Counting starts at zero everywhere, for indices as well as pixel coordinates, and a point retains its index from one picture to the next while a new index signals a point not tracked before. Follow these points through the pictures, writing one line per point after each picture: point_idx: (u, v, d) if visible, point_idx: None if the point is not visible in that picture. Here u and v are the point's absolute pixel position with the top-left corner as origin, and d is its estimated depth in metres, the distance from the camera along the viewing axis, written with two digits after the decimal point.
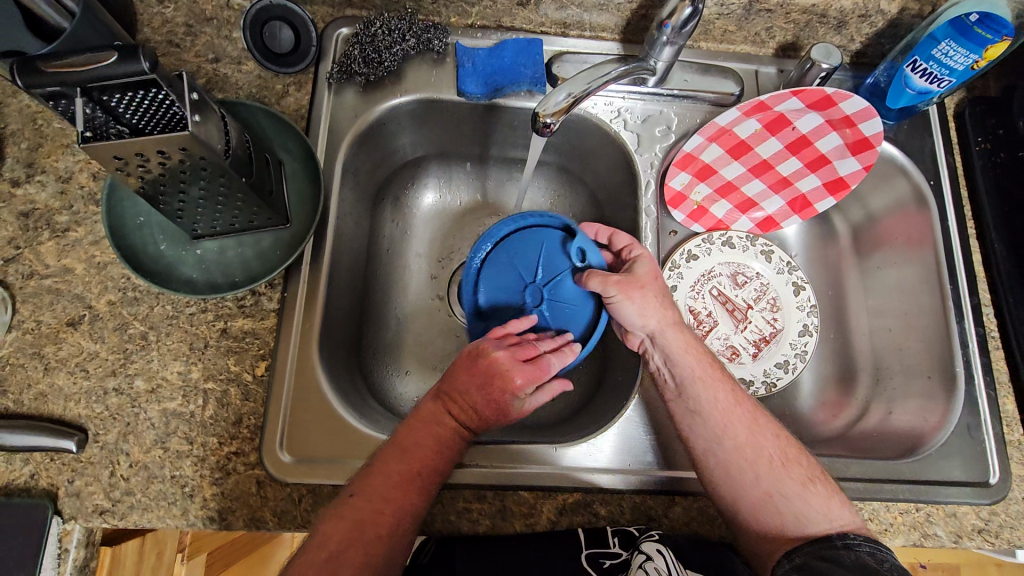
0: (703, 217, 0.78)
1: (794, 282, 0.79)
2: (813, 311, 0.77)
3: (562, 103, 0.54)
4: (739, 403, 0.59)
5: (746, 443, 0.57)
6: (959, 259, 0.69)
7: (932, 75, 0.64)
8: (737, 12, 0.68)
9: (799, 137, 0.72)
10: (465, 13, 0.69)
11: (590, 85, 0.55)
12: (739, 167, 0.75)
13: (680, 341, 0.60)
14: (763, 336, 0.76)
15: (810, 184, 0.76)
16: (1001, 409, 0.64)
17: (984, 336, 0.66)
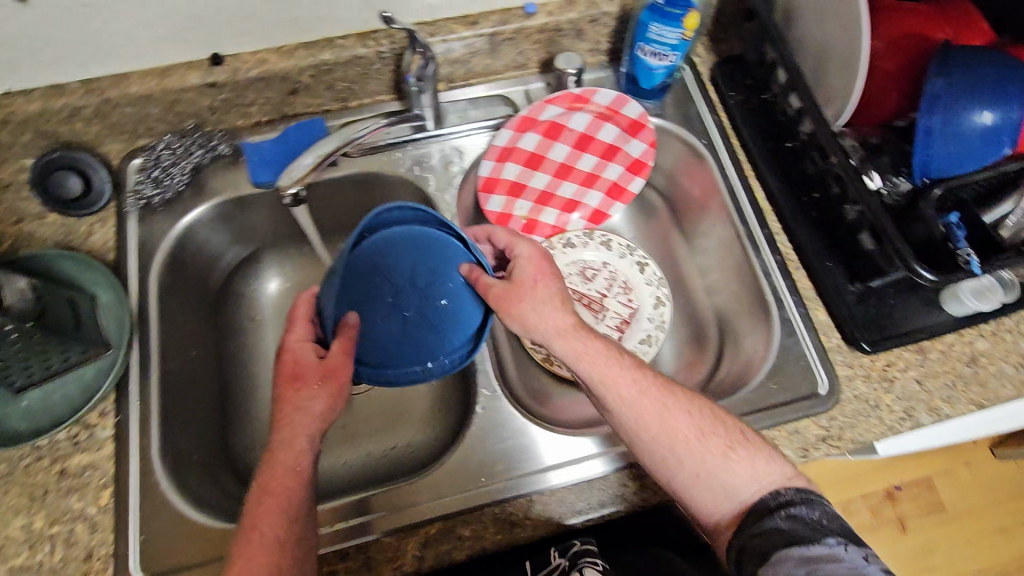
0: (534, 230, 0.80)
1: (636, 261, 0.87)
2: (661, 283, 0.85)
3: (308, 165, 0.64)
4: (647, 390, 0.58)
5: (659, 431, 0.57)
6: (743, 195, 0.76)
7: (660, 54, 0.72)
8: (486, 48, 0.75)
9: (579, 136, 0.79)
10: (247, 115, 0.74)
11: (333, 146, 0.65)
12: (545, 175, 0.80)
13: (569, 347, 0.59)
14: (624, 319, 0.80)
15: (615, 172, 0.80)
16: (815, 320, 0.69)
17: (784, 261, 0.72)
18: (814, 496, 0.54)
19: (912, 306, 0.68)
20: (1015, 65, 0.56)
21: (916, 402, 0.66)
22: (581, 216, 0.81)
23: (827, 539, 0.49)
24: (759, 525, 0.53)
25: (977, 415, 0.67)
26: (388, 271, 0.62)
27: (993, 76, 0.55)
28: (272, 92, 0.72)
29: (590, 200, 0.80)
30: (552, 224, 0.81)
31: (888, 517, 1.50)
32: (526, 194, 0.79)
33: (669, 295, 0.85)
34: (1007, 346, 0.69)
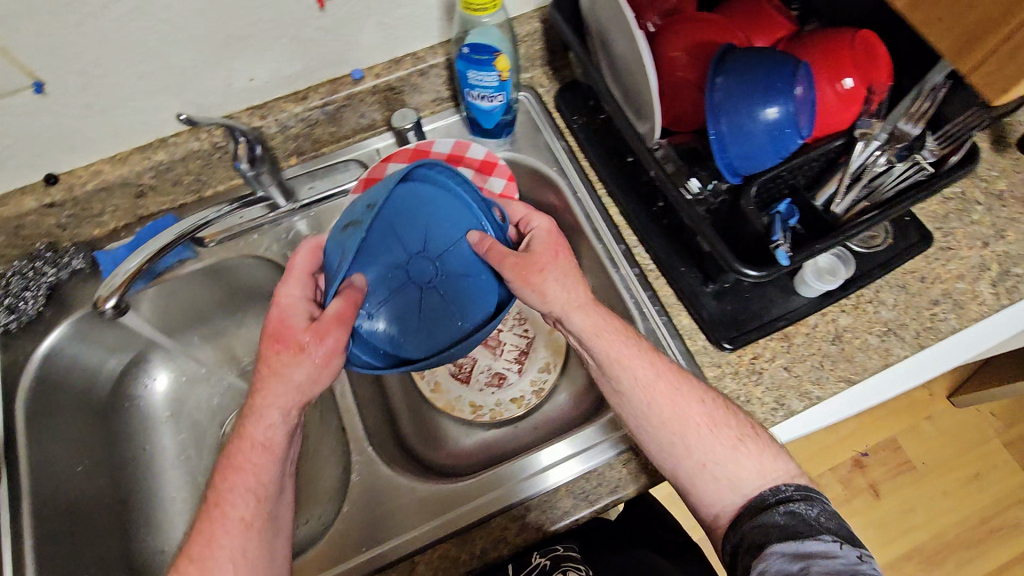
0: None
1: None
2: (552, 310, 0.90)
3: (129, 270, 0.63)
4: (662, 373, 0.59)
5: (671, 416, 0.58)
6: (598, 216, 0.77)
7: (488, 96, 0.74)
8: (323, 118, 0.77)
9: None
10: (102, 224, 0.76)
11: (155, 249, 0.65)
12: None
13: (586, 323, 0.60)
14: (520, 350, 0.88)
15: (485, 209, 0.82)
16: (678, 325, 0.70)
17: (643, 272, 0.73)
18: (814, 498, 0.54)
19: (768, 296, 0.70)
20: (787, 57, 0.58)
21: (787, 390, 0.67)
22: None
23: (821, 535, 0.49)
24: (753, 517, 0.54)
25: (850, 390, 0.68)
26: (401, 232, 0.63)
27: (764, 73, 0.57)
28: (119, 199, 0.73)
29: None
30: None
31: (861, 485, 1.50)
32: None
33: (562, 321, 0.88)
34: (869, 317, 0.71)
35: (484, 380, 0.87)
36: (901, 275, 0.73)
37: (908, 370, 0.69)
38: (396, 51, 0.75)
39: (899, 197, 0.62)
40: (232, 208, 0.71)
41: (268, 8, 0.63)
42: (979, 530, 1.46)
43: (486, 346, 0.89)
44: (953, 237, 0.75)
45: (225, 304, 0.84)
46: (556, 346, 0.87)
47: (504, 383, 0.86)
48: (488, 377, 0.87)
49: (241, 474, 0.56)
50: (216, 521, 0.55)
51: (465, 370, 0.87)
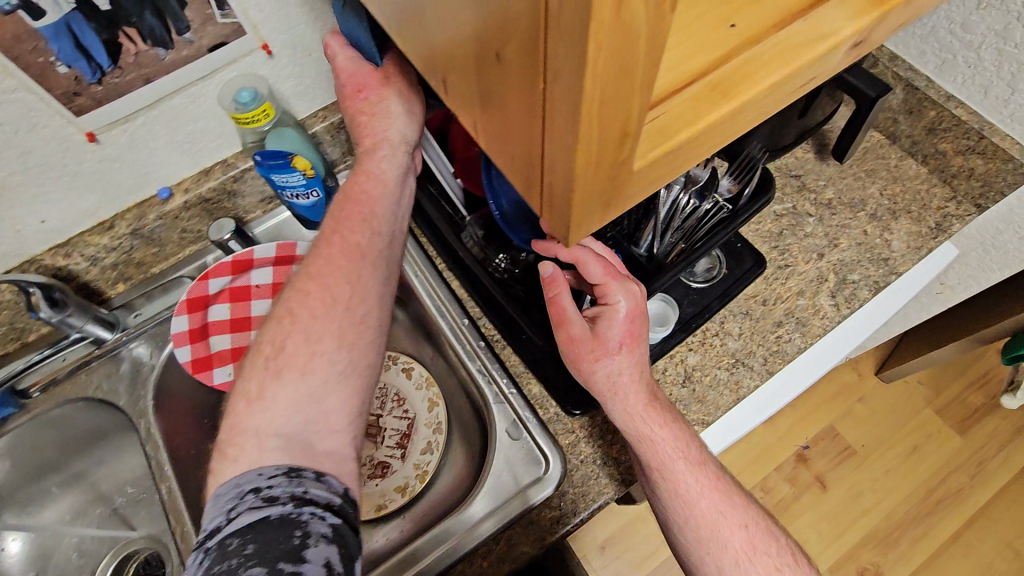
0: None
1: (402, 368, 0.88)
2: (428, 384, 0.87)
3: None
4: (718, 490, 0.58)
5: (709, 529, 0.56)
6: (439, 289, 0.75)
7: (302, 193, 0.72)
8: (139, 242, 0.74)
9: (272, 286, 0.77)
10: None
11: None
12: None
13: (627, 426, 0.58)
14: (403, 432, 0.85)
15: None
16: (529, 395, 0.69)
17: (490, 344, 0.71)
18: None
19: None
20: None
21: None
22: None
23: None
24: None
25: (707, 430, 0.67)
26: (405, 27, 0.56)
27: None
28: None
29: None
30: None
31: (807, 479, 1.49)
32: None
33: (441, 394, 0.86)
34: (717, 351, 0.70)
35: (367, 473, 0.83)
36: (743, 302, 0.73)
37: (759, 399, 0.68)
38: (201, 161, 0.73)
39: (710, 235, 0.63)
40: (41, 355, 0.72)
41: (32, 155, 0.60)
42: (930, 501, 1.48)
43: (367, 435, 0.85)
44: (789, 253, 0.76)
45: (76, 446, 0.79)
46: (437, 423, 0.84)
47: (388, 472, 0.83)
48: (372, 468, 0.83)
49: (333, 247, 0.59)
50: (297, 315, 0.56)
51: None
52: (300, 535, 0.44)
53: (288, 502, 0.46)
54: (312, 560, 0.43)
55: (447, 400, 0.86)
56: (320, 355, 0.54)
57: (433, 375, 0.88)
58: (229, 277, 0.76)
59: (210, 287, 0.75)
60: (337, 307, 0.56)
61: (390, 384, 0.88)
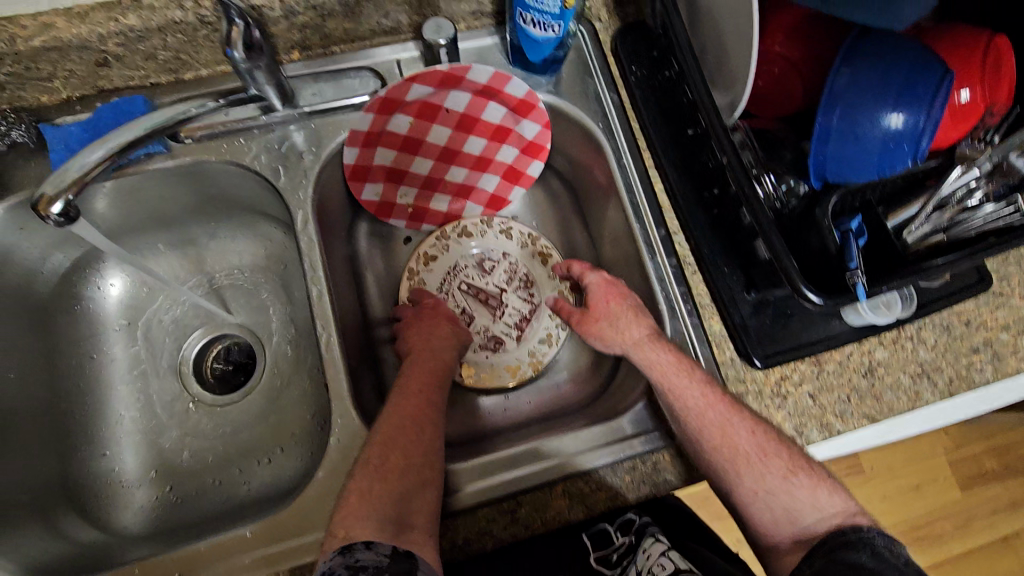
0: (426, 221, 0.80)
1: (539, 250, 0.82)
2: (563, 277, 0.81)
3: (98, 161, 0.46)
4: (717, 402, 0.56)
5: (722, 443, 0.55)
6: (641, 191, 0.68)
7: (542, 23, 0.61)
8: (340, 11, 0.63)
9: (460, 118, 0.71)
10: (52, 90, 0.62)
11: (133, 139, 0.48)
12: (426, 159, 0.75)
13: (642, 360, 0.60)
14: (523, 315, 0.81)
15: (509, 154, 0.75)
16: (709, 332, 0.64)
17: (680, 266, 0.66)
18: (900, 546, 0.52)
19: (809, 315, 0.63)
20: (931, 70, 0.47)
21: (808, 419, 0.62)
22: (476, 203, 0.80)
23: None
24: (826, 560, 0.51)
25: (871, 429, 0.64)
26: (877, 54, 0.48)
27: (897, 91, 0.47)
28: (75, 64, 0.60)
29: (485, 185, 0.79)
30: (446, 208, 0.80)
31: None
32: (409, 179, 0.76)
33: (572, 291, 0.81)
34: (906, 355, 0.65)
35: (480, 342, 0.80)
36: (948, 316, 0.67)
37: (931, 413, 0.65)
38: None
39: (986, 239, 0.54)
40: (219, 104, 0.57)
41: None
42: (905, 536, 1.55)
43: (487, 305, 0.81)
44: (1008, 283, 0.69)
45: (199, 208, 0.73)
46: (562, 317, 0.81)
47: (501, 348, 0.80)
48: (485, 339, 0.80)
49: (411, 400, 0.60)
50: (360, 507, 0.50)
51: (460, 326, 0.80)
52: None
53: None
54: None
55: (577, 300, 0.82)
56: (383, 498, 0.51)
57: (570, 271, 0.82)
58: (432, 91, 0.67)
59: (408, 95, 0.67)
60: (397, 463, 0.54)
61: (522, 264, 0.82)
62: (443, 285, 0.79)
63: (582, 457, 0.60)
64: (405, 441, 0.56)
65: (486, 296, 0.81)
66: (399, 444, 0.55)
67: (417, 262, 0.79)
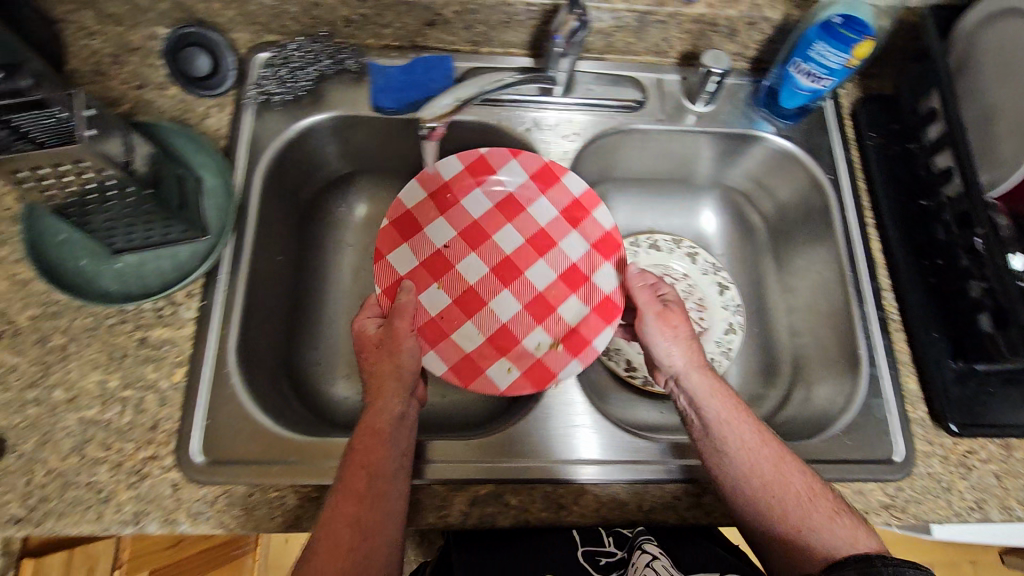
0: (474, 379, 0.66)
1: (719, 281, 0.86)
2: (738, 310, 0.84)
3: (446, 106, 0.55)
4: (767, 440, 0.56)
5: (774, 480, 0.54)
6: (858, 245, 0.72)
7: (814, 75, 0.68)
8: (633, 25, 0.72)
9: (471, 224, 0.73)
10: (379, 35, 0.73)
11: (475, 92, 0.56)
12: (508, 295, 0.71)
13: (703, 383, 0.60)
14: (690, 335, 0.84)
15: (609, 282, 0.70)
16: (904, 388, 0.67)
17: (884, 318, 0.69)
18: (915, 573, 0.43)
19: (1010, 398, 0.65)
20: None
21: (990, 497, 0.63)
22: (546, 331, 0.69)
23: None
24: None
25: None
26: None
27: None
28: (410, 19, 0.70)
29: (601, 283, 0.71)
30: (522, 358, 0.67)
31: None
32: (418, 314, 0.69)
33: (743, 325, 0.84)
34: None
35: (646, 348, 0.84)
36: None
37: None
38: None
39: None
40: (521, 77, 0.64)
41: None
42: None
43: None
44: None
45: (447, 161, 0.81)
46: (727, 347, 0.82)
47: None
48: None
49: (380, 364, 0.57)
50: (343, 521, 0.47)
51: None
52: None
53: None
54: None
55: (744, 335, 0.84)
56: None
57: (744, 305, 0.85)
58: (459, 173, 0.73)
59: (397, 269, 0.70)
60: (358, 497, 0.49)
61: (700, 286, 0.86)
62: None
63: None
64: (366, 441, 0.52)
65: None
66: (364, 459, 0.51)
67: None
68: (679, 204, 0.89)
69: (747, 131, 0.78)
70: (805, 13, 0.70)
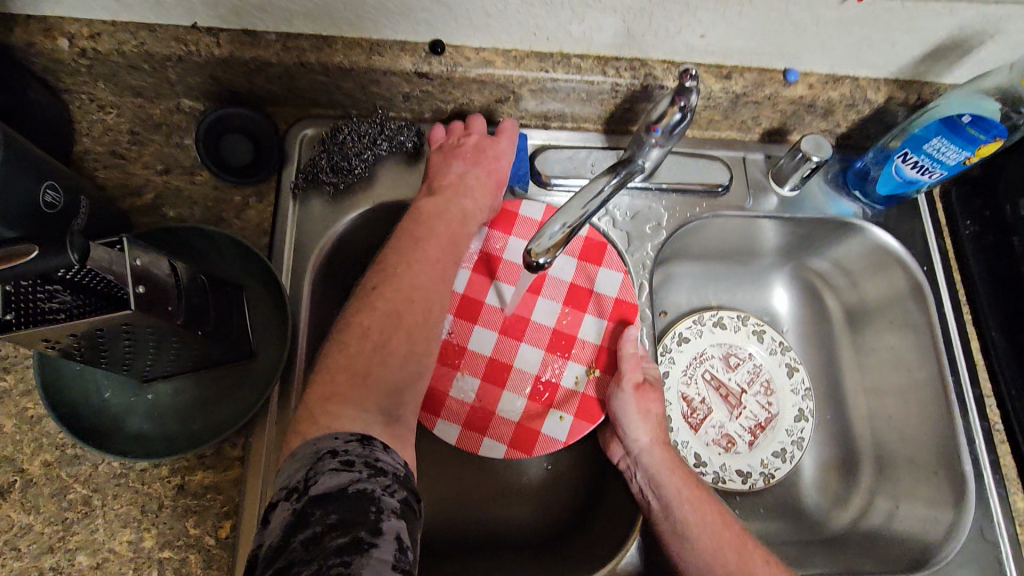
0: (536, 447, 0.60)
1: (788, 362, 0.79)
2: (808, 395, 0.77)
3: (558, 236, 0.46)
4: (729, 525, 0.53)
5: (738, 571, 0.51)
6: (956, 345, 0.68)
7: (923, 167, 0.63)
8: (724, 104, 0.65)
9: (460, 299, 0.63)
10: (439, 110, 0.64)
11: (585, 210, 0.48)
12: (529, 346, 0.62)
13: (664, 461, 0.55)
14: (758, 423, 0.77)
15: (612, 282, 0.64)
16: (1014, 508, 0.63)
17: (989, 429, 0.65)
18: None
19: None
20: None
21: None
22: (579, 362, 0.62)
23: None
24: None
25: None
26: None
27: None
28: (479, 96, 0.62)
29: (605, 288, 0.64)
30: (568, 402, 0.61)
31: None
32: (449, 411, 0.60)
33: (814, 412, 0.77)
34: None
35: (711, 438, 0.76)
36: None
37: None
38: (840, 69, 0.63)
39: None
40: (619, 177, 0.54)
41: None
42: None
43: (725, 400, 0.78)
44: None
45: None
46: (800, 437, 0.76)
47: (732, 449, 0.75)
48: (717, 436, 0.76)
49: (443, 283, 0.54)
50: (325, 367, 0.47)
51: (697, 416, 0.77)
52: (373, 510, 0.37)
53: (360, 469, 0.39)
54: (384, 531, 0.36)
55: (816, 421, 0.77)
56: (382, 394, 0.46)
57: (815, 390, 0.79)
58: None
59: None
60: (387, 381, 0.47)
61: (768, 369, 0.79)
62: (687, 370, 0.78)
63: None
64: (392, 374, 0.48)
65: (727, 392, 0.78)
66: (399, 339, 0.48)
67: (672, 340, 0.78)
68: (746, 278, 0.82)
69: (833, 216, 0.72)
70: (910, 97, 0.64)
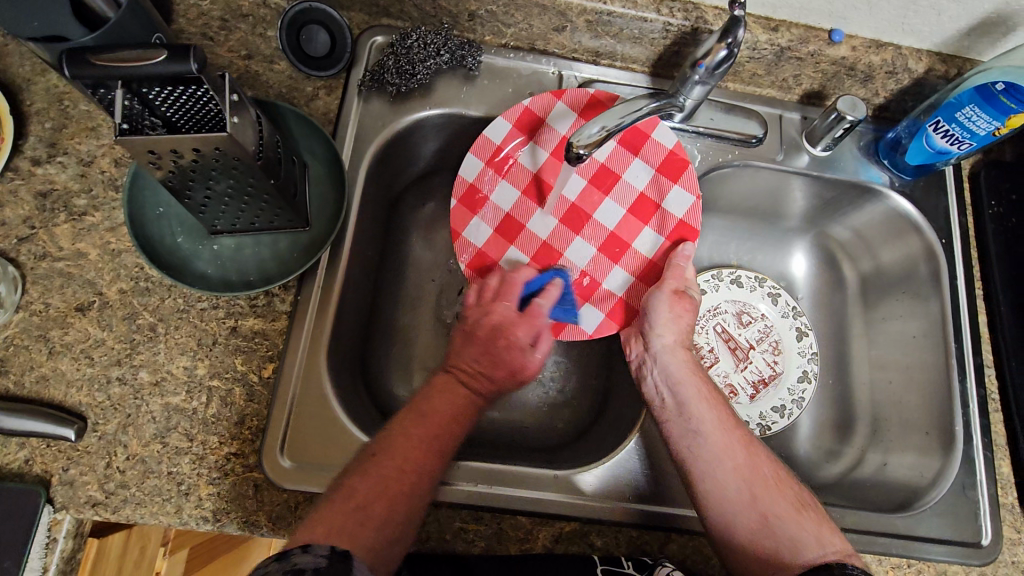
0: (564, 328, 0.65)
1: (799, 326, 0.81)
2: (814, 358, 0.79)
3: (596, 136, 0.51)
4: (739, 426, 0.57)
5: (746, 467, 0.54)
6: (964, 315, 0.70)
7: (953, 137, 0.65)
8: (768, 57, 0.68)
9: (532, 178, 0.68)
10: (500, 33, 0.69)
11: (624, 120, 0.52)
12: (584, 241, 0.68)
13: (683, 363, 0.60)
14: (762, 378, 0.79)
15: (681, 203, 0.67)
16: (997, 471, 0.66)
17: (985, 397, 0.68)
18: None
19: None
20: None
21: None
22: (625, 269, 0.67)
23: None
24: None
25: None
26: None
27: None
28: (539, 22, 0.67)
29: (672, 207, 0.67)
30: (603, 301, 0.66)
31: None
32: None
33: (818, 374, 0.79)
34: None
35: (715, 386, 0.78)
36: None
37: None
38: (885, 34, 0.66)
39: None
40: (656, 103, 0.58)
41: None
42: None
43: (733, 353, 0.80)
44: None
45: None
46: (801, 396, 0.78)
47: (734, 399, 0.77)
48: (721, 385, 0.78)
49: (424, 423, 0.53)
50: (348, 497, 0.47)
51: (704, 363, 0.79)
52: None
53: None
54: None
55: (818, 383, 0.79)
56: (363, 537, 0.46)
57: (821, 353, 0.81)
58: (508, 133, 0.68)
59: (475, 242, 0.67)
60: (388, 504, 0.48)
61: (779, 330, 0.81)
62: (700, 320, 0.80)
63: (866, 536, 0.62)
64: (392, 489, 0.48)
65: (737, 345, 0.80)
66: (393, 486, 0.48)
67: None
68: (768, 242, 0.85)
69: (862, 181, 0.75)
70: (950, 70, 0.67)
